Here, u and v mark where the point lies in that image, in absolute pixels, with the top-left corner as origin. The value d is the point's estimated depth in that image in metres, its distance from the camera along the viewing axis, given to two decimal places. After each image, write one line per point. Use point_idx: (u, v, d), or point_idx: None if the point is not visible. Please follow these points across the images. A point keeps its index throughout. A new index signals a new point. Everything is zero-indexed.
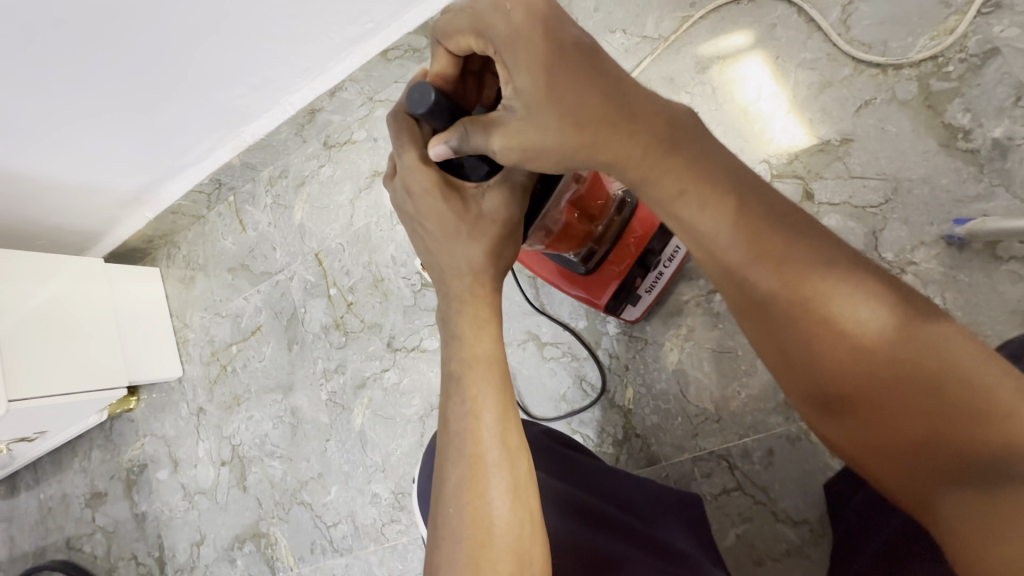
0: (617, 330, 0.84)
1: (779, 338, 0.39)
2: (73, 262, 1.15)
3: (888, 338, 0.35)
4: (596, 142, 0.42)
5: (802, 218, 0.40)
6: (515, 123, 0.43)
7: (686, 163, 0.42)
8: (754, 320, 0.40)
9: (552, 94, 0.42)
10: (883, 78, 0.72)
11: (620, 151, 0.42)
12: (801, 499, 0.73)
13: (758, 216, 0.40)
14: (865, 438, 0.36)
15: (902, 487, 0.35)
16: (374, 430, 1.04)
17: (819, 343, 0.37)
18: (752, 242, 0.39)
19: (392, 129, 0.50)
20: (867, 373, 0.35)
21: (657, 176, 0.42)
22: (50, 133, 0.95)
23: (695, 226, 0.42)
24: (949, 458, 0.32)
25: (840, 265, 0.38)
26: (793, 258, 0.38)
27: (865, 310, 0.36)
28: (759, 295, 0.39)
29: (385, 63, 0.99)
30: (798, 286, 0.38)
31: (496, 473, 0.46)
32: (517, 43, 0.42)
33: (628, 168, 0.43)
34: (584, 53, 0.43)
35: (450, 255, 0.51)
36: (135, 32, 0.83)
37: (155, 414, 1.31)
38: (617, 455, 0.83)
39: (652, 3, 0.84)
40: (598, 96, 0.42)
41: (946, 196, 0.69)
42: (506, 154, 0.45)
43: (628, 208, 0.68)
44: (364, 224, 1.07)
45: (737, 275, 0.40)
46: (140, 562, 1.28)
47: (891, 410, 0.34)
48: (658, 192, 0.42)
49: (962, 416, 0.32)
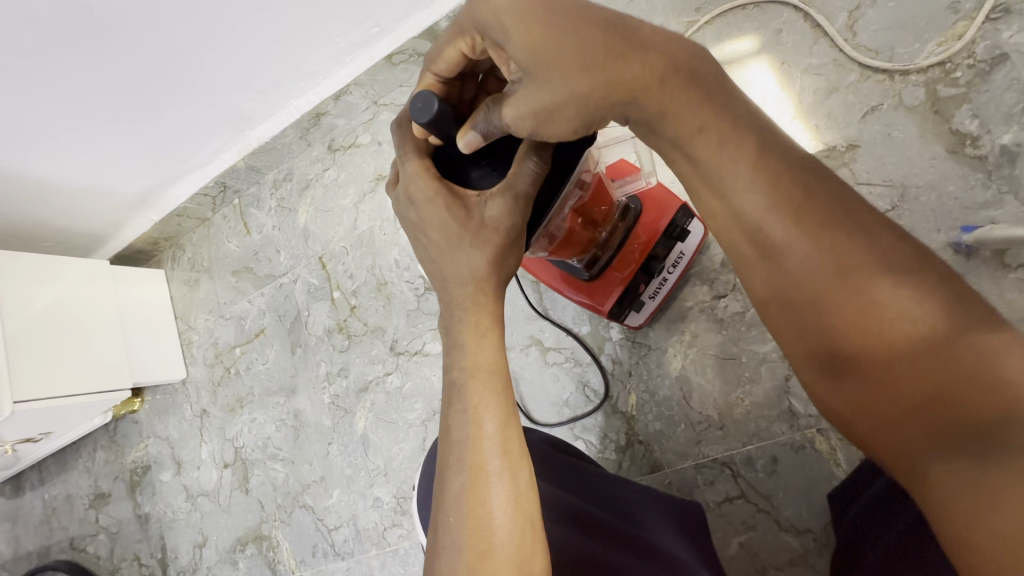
0: (620, 336, 0.83)
1: (793, 294, 0.40)
2: (80, 264, 1.16)
3: (904, 301, 0.35)
4: (605, 80, 0.42)
5: (833, 184, 0.40)
6: (522, 89, 0.44)
7: (704, 101, 0.42)
8: (769, 273, 0.41)
9: (548, 52, 0.42)
10: (890, 84, 0.72)
11: (632, 84, 0.42)
12: (805, 508, 0.72)
13: (785, 177, 0.40)
14: (863, 397, 0.37)
15: (891, 452, 0.35)
16: (376, 434, 1.04)
17: (834, 300, 0.38)
18: (775, 198, 0.40)
19: (397, 138, 0.52)
20: (881, 329, 0.36)
21: (678, 107, 0.42)
22: (59, 136, 0.96)
23: (716, 173, 0.42)
24: (943, 421, 0.32)
25: (864, 231, 0.38)
26: (817, 220, 0.39)
27: (886, 272, 0.36)
28: (778, 248, 0.40)
29: (389, 67, 0.99)
30: (818, 245, 0.38)
31: (497, 483, 0.46)
32: (501, 15, 0.43)
33: (645, 99, 0.42)
34: (576, 6, 0.43)
35: (452, 262, 0.51)
36: (144, 37, 0.84)
37: (159, 416, 1.31)
38: (619, 461, 0.83)
39: (657, 7, 0.83)
40: (599, 36, 0.42)
41: (954, 204, 0.68)
42: (520, 121, 0.44)
43: (632, 214, 0.70)
44: (368, 228, 1.07)
45: (754, 230, 0.41)
46: (143, 564, 1.29)
47: (896, 369, 0.35)
48: (673, 127, 0.43)
49: (966, 380, 0.32)
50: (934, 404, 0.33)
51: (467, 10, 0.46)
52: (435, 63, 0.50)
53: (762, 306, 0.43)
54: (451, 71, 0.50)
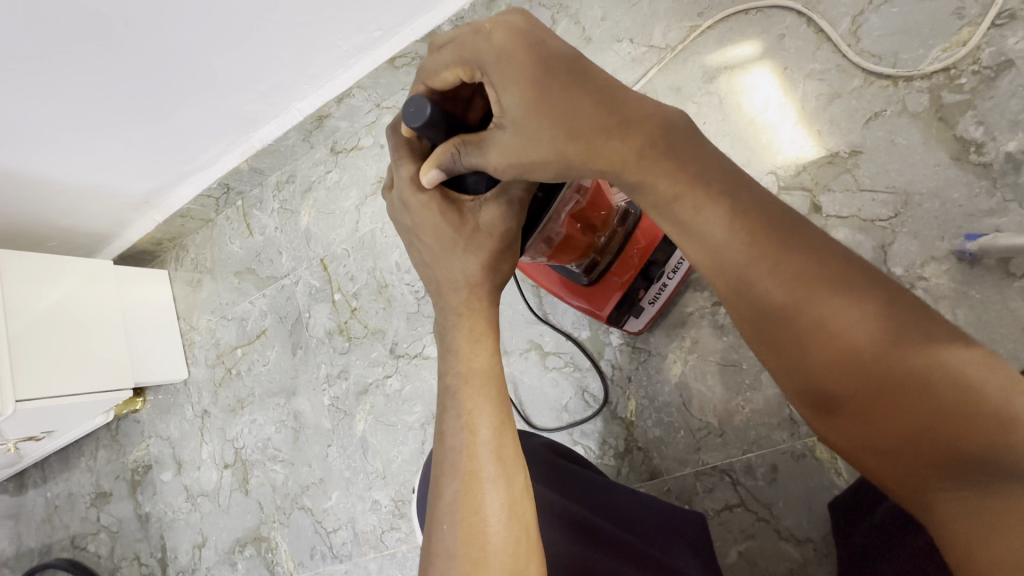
0: (620, 341, 0.83)
1: (774, 338, 0.40)
2: (84, 263, 1.17)
3: (880, 338, 0.35)
4: (588, 148, 0.42)
5: (796, 220, 0.41)
6: (508, 139, 0.43)
7: (680, 164, 0.42)
8: (747, 318, 0.41)
9: (541, 107, 0.42)
10: (893, 90, 0.71)
11: (614, 158, 0.42)
12: (805, 517, 0.71)
13: (754, 218, 0.40)
14: (857, 435, 0.36)
15: (897, 487, 0.35)
16: (375, 437, 1.04)
17: (811, 343, 0.38)
18: (749, 242, 0.40)
19: (392, 143, 0.51)
20: (857, 372, 0.36)
21: (653, 178, 0.42)
22: (63, 137, 0.96)
23: (691, 222, 0.42)
24: (938, 458, 0.32)
25: (831, 269, 0.38)
26: (790, 261, 0.39)
27: (855, 311, 0.36)
28: (752, 294, 0.40)
29: (392, 70, 1.00)
30: (793, 288, 0.38)
31: (492, 490, 0.45)
32: (503, 61, 0.43)
33: (624, 172, 0.43)
34: (568, 64, 0.43)
35: (447, 267, 0.51)
36: (149, 39, 0.85)
37: (160, 416, 1.31)
38: (618, 467, 0.83)
39: (659, 12, 0.83)
40: (589, 104, 0.42)
41: (957, 211, 0.67)
42: (502, 170, 0.45)
43: (631, 219, 0.69)
44: (370, 230, 1.08)
45: (732, 275, 0.41)
46: (143, 563, 1.29)
47: (883, 409, 0.35)
48: (654, 195, 0.43)
49: (956, 416, 0.32)
50: (926, 440, 0.33)
51: (469, 41, 0.44)
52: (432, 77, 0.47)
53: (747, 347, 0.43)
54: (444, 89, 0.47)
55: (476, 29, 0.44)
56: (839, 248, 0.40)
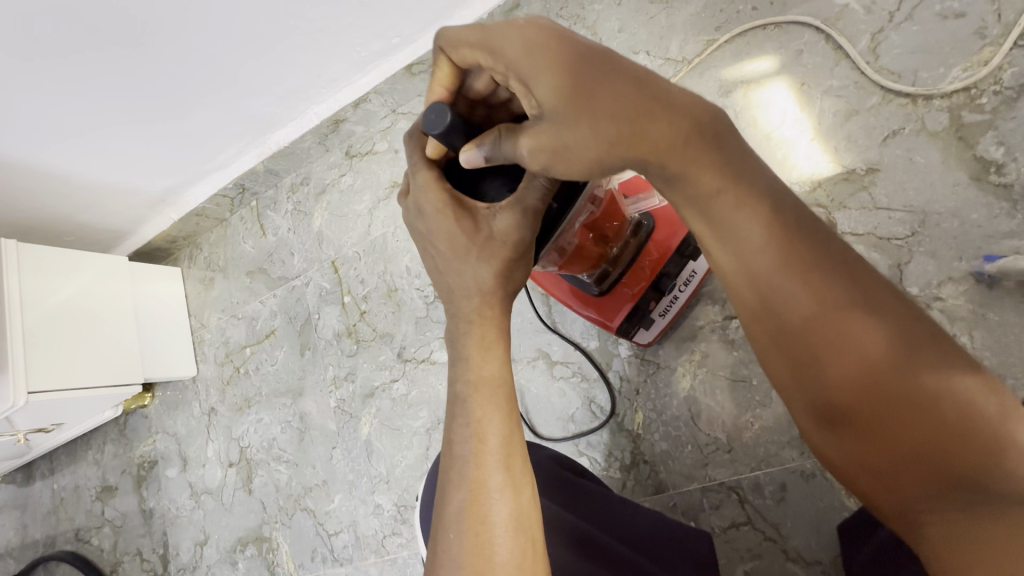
0: (629, 352, 0.82)
1: (794, 349, 0.40)
2: (99, 259, 1.19)
3: (899, 360, 0.36)
4: (631, 132, 0.41)
5: (827, 235, 0.41)
6: (544, 128, 0.43)
7: (721, 161, 0.42)
8: (769, 325, 0.41)
9: (580, 93, 0.42)
10: (913, 108, 0.71)
11: (656, 143, 0.41)
12: (814, 539, 0.70)
13: (791, 229, 0.40)
14: (860, 452, 0.38)
15: (889, 499, 0.38)
16: (380, 441, 1.03)
17: (832, 356, 0.38)
18: (783, 253, 0.40)
19: (408, 149, 0.52)
20: (876, 390, 0.37)
21: (698, 169, 0.41)
22: (85, 134, 0.99)
23: (727, 222, 0.41)
24: (938, 478, 0.34)
25: (859, 285, 0.39)
26: (820, 273, 0.39)
27: (878, 330, 0.37)
28: (780, 302, 0.40)
29: (409, 77, 1.01)
30: (820, 300, 0.39)
31: (498, 500, 0.45)
32: (537, 52, 0.43)
33: (668, 158, 0.41)
34: (603, 56, 0.43)
35: (460, 275, 0.51)
36: (170, 41, 0.86)
37: (168, 412, 1.32)
38: (624, 480, 0.82)
39: (677, 25, 0.83)
40: (630, 89, 0.42)
41: (977, 231, 0.67)
42: (535, 160, 0.44)
43: (644, 230, 0.69)
44: (382, 234, 1.08)
45: (760, 282, 0.41)
46: (144, 559, 1.30)
47: (893, 428, 0.36)
48: (693, 188, 0.42)
49: (958, 439, 0.34)
50: (930, 461, 0.35)
51: (501, 32, 0.44)
52: (452, 48, 0.47)
53: (762, 353, 0.42)
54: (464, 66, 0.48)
55: (506, 23, 0.44)
56: (865, 263, 0.40)
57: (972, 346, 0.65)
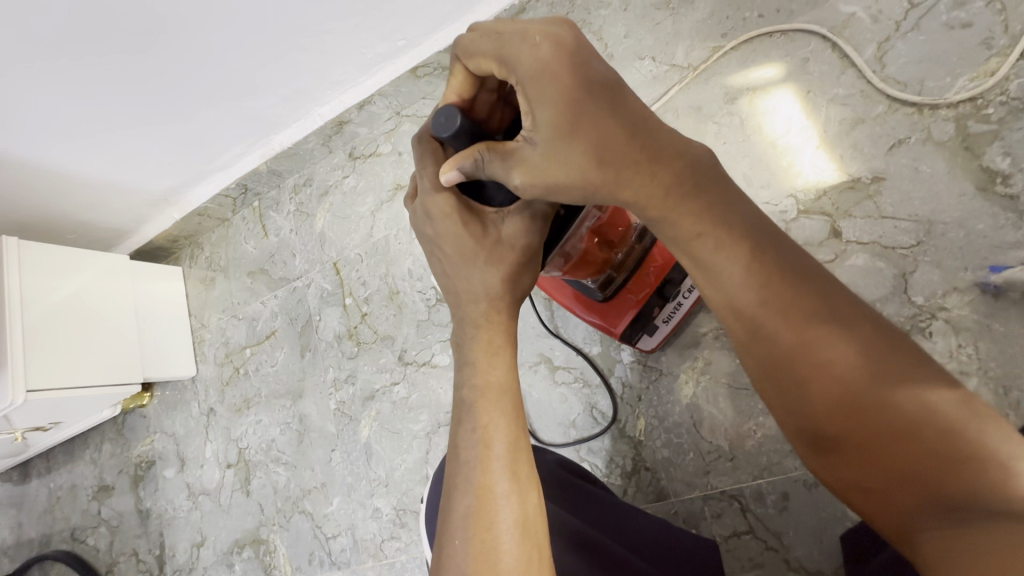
0: (631, 358, 0.82)
1: (778, 378, 0.40)
2: (100, 257, 1.18)
3: (876, 383, 0.36)
4: (618, 181, 0.43)
5: (806, 262, 0.42)
6: (536, 158, 0.43)
7: (701, 203, 0.43)
8: (753, 358, 0.42)
9: (575, 133, 0.42)
10: (919, 118, 0.70)
11: (639, 193, 0.43)
12: (816, 549, 0.70)
13: (769, 260, 0.41)
14: (851, 476, 0.38)
15: (888, 522, 0.37)
16: (380, 444, 1.03)
17: (814, 384, 0.38)
18: (761, 284, 0.41)
19: (417, 153, 0.51)
20: (856, 416, 0.37)
21: (678, 216, 0.43)
22: (89, 134, 0.99)
23: (709, 256, 0.42)
24: (930, 497, 0.34)
25: (836, 311, 0.39)
26: (797, 301, 0.40)
27: (855, 355, 0.37)
28: (761, 334, 0.41)
29: (414, 80, 1.01)
30: (798, 328, 0.39)
31: (505, 506, 0.45)
32: (543, 77, 0.41)
33: (647, 209, 0.43)
34: (607, 90, 0.42)
35: (466, 279, 0.51)
36: (176, 40, 0.86)
37: (167, 412, 1.32)
38: (625, 487, 0.81)
39: (683, 32, 0.83)
40: (621, 133, 0.42)
41: (983, 241, 0.66)
42: (526, 189, 0.44)
43: (649, 236, 0.67)
44: (384, 236, 1.08)
45: (743, 313, 0.41)
46: (141, 560, 1.29)
47: (877, 451, 0.36)
48: (676, 232, 0.43)
49: (941, 457, 0.33)
50: (917, 481, 0.34)
51: (514, 47, 0.42)
52: (468, 57, 0.46)
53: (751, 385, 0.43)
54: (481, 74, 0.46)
55: (523, 34, 0.42)
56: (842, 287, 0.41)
57: (977, 356, 0.65)
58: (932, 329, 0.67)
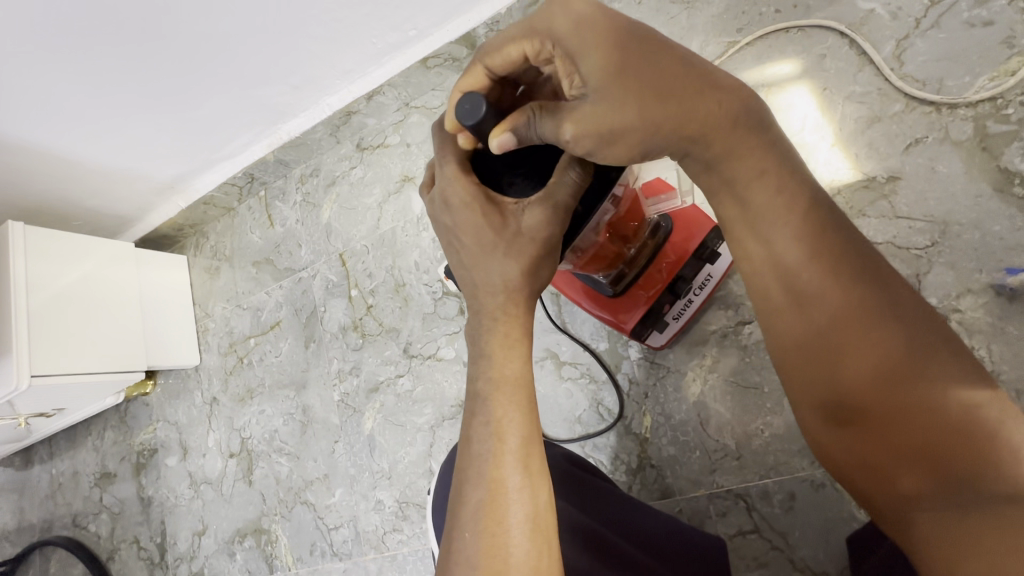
0: (639, 355, 0.81)
1: (816, 346, 0.43)
2: (105, 245, 1.18)
3: (912, 361, 0.39)
4: (678, 117, 0.43)
5: (857, 241, 0.44)
6: (587, 109, 0.43)
7: (765, 145, 0.45)
8: (790, 322, 0.44)
9: (625, 78, 0.42)
10: (937, 117, 0.70)
11: (707, 120, 0.44)
12: (822, 550, 0.70)
13: (821, 233, 0.43)
14: (865, 453, 0.41)
15: (886, 500, 0.40)
16: (383, 437, 1.03)
17: (849, 356, 0.41)
18: (812, 252, 0.43)
19: (437, 140, 0.51)
20: (887, 388, 0.39)
21: (743, 152, 0.45)
22: (96, 121, 0.98)
23: (760, 213, 0.45)
24: (939, 478, 0.37)
25: (883, 289, 0.42)
26: (848, 275, 0.42)
27: (895, 332, 0.40)
28: (803, 298, 0.43)
29: (424, 70, 1.00)
30: (847, 298, 0.42)
31: (516, 500, 0.44)
32: (582, 31, 0.43)
33: (712, 140, 0.44)
34: (651, 38, 0.44)
35: (484, 270, 0.50)
36: (186, 27, 0.86)
37: (170, 401, 1.32)
38: (630, 484, 0.81)
39: (697, 26, 0.82)
40: (676, 71, 0.43)
41: (998, 243, 0.66)
42: (580, 140, 0.43)
43: (662, 232, 0.69)
44: (391, 228, 1.07)
45: (791, 277, 0.44)
46: (142, 547, 1.29)
47: (900, 427, 0.39)
48: (736, 170, 0.45)
49: (961, 440, 0.36)
50: (930, 460, 0.37)
51: (543, 15, 0.45)
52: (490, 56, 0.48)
53: (780, 351, 0.45)
54: (505, 67, 0.48)
55: (549, 4, 0.45)
56: (893, 271, 0.43)
57: (991, 359, 0.64)
58: None
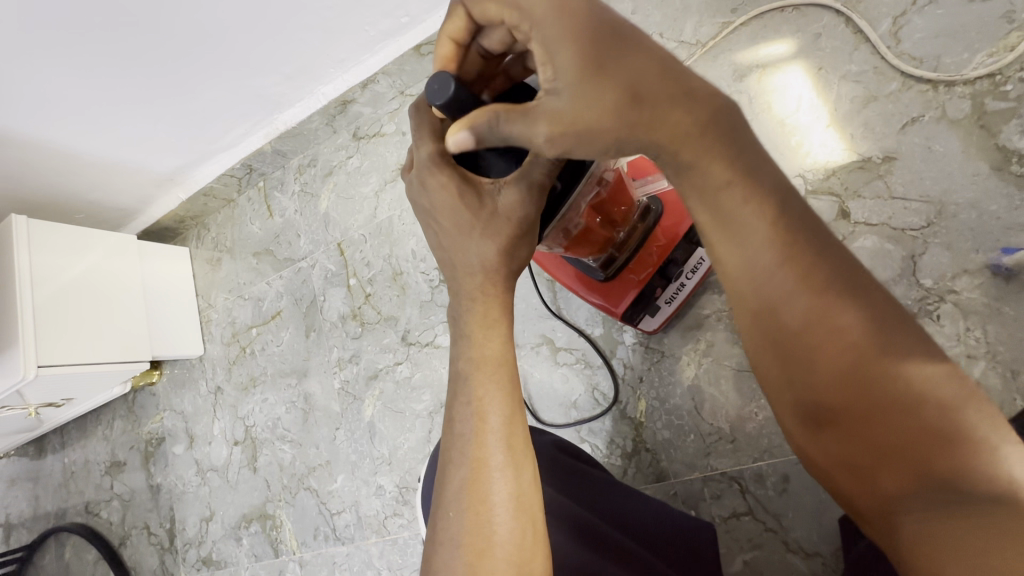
0: (633, 340, 0.82)
1: (789, 347, 0.42)
2: (109, 237, 1.20)
3: (882, 358, 0.38)
4: (652, 119, 0.42)
5: (826, 234, 0.43)
6: (561, 109, 0.42)
7: (733, 153, 0.43)
8: (765, 325, 0.44)
9: (601, 75, 0.41)
10: (933, 95, 0.68)
11: (678, 127, 0.42)
12: (815, 531, 0.70)
13: (792, 228, 0.42)
14: (844, 453, 0.41)
15: (867, 502, 0.40)
16: (384, 423, 1.04)
17: (821, 355, 0.41)
18: (783, 249, 0.42)
19: (414, 121, 0.51)
20: (861, 388, 0.39)
21: (710, 160, 0.43)
22: (93, 115, 0.99)
23: (732, 218, 0.43)
24: (917, 479, 0.36)
25: (850, 283, 0.41)
26: (817, 270, 0.41)
27: (862, 327, 0.39)
28: (776, 299, 0.42)
29: (417, 58, 1.00)
30: (817, 297, 0.41)
31: (499, 479, 0.45)
32: (558, 23, 0.42)
33: (683, 146, 0.43)
34: (624, 34, 0.43)
35: (463, 252, 0.51)
36: (176, 18, 0.85)
37: (176, 390, 1.34)
38: (624, 467, 0.82)
39: (691, 7, 0.81)
40: (655, 73, 0.42)
41: (995, 223, 0.65)
42: (551, 140, 0.43)
43: (652, 216, 0.68)
44: (388, 217, 1.08)
45: (764, 281, 0.43)
46: (152, 533, 1.32)
47: (875, 428, 0.38)
48: (707, 179, 0.43)
49: (936, 437, 0.35)
50: (907, 461, 0.37)
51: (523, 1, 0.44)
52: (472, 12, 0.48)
53: (757, 354, 0.45)
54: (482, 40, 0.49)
55: None
56: (859, 264, 0.42)
57: (985, 340, 0.64)
58: (939, 313, 0.66)
